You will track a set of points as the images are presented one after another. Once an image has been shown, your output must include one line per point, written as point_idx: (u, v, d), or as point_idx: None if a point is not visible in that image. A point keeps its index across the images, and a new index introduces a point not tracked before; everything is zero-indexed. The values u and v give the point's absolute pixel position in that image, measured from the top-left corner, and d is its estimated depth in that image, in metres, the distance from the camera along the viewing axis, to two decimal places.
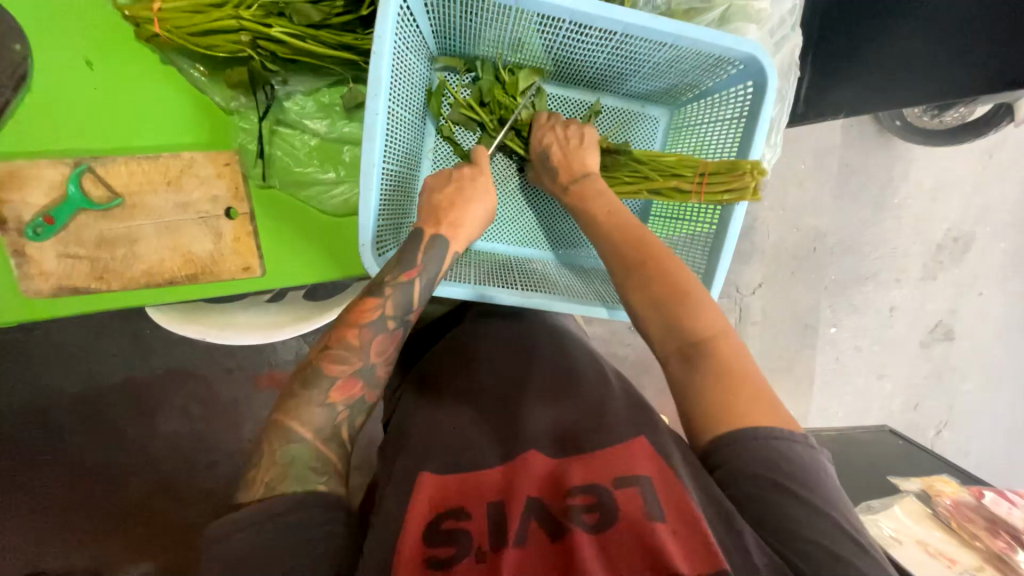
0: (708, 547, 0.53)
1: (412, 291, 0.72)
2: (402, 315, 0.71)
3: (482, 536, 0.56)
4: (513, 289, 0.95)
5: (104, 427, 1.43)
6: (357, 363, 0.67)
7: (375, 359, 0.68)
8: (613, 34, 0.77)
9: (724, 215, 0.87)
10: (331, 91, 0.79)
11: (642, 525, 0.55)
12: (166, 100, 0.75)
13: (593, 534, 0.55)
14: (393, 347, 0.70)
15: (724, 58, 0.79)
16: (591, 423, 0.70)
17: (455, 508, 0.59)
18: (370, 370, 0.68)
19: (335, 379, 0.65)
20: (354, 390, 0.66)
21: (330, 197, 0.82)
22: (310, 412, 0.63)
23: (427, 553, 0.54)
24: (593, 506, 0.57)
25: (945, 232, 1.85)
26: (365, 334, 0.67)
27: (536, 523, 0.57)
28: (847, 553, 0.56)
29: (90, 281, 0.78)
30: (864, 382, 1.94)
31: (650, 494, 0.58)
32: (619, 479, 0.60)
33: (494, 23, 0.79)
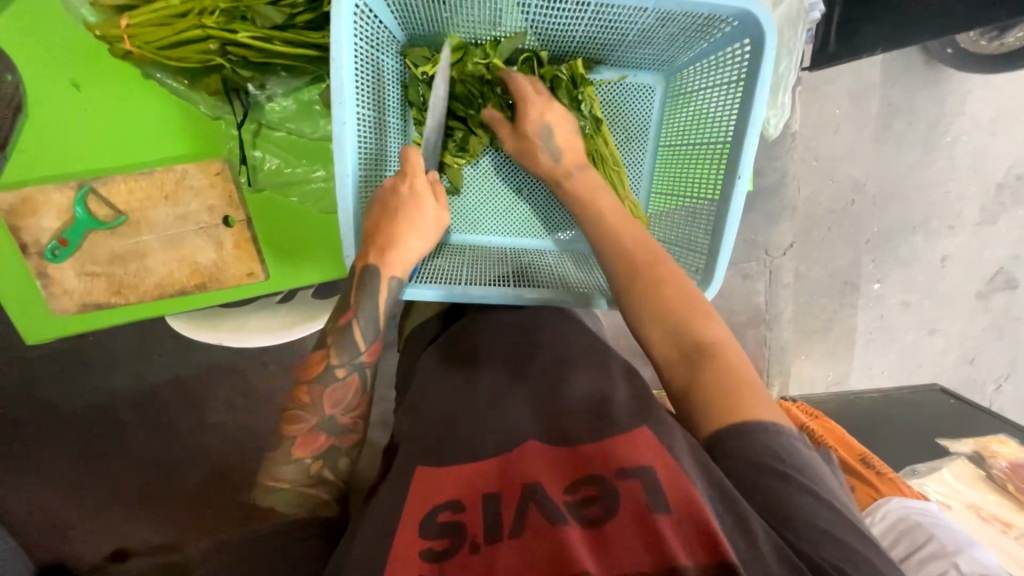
0: (712, 537, 0.51)
1: (353, 331, 0.70)
2: (350, 359, 0.70)
3: (477, 528, 0.56)
4: (507, 286, 0.90)
5: (158, 423, 1.55)
6: (313, 419, 0.67)
7: (331, 411, 0.68)
8: (588, 4, 0.70)
9: (725, 186, 0.77)
10: (309, 89, 0.77)
11: (643, 517, 0.54)
12: (152, 114, 0.76)
13: (590, 529, 0.54)
14: (350, 395, 0.69)
15: (715, 16, 0.70)
16: (599, 410, 0.67)
17: (449, 501, 0.59)
18: (329, 422, 0.68)
19: (294, 438, 0.66)
20: (316, 444, 0.67)
21: (320, 195, 0.82)
22: (282, 469, 0.66)
23: (419, 546, 0.55)
24: (593, 498, 0.57)
25: (1006, 171, 1.66)
26: (314, 390, 0.68)
27: (533, 513, 0.56)
28: (851, 539, 0.55)
29: (110, 296, 0.82)
30: (912, 339, 1.82)
31: (652, 485, 0.56)
32: (620, 469, 0.58)
33: (463, 5, 0.73)
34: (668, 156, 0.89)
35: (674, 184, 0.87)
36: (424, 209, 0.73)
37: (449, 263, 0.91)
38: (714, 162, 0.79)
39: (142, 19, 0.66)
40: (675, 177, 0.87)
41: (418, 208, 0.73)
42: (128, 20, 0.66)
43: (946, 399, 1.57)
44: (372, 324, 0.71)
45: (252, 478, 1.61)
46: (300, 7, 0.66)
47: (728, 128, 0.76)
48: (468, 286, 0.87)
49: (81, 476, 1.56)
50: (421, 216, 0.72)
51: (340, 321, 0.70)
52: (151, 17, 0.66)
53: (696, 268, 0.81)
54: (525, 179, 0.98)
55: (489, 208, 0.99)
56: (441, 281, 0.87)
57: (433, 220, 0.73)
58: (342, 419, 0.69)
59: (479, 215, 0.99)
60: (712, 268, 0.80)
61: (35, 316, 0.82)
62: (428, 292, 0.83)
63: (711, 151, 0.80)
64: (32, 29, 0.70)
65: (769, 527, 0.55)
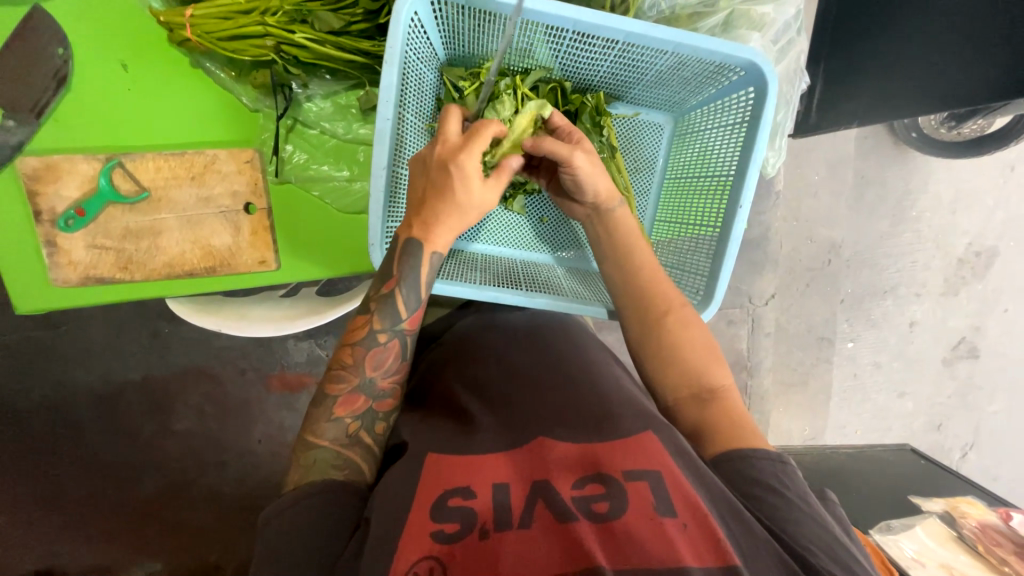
0: (719, 544, 0.53)
1: (397, 300, 0.71)
2: (393, 327, 0.71)
3: (486, 513, 0.57)
4: (517, 289, 0.93)
5: (120, 424, 1.47)
6: (355, 380, 0.69)
7: (371, 373, 0.70)
8: (616, 43, 0.76)
9: (727, 216, 0.84)
10: (348, 93, 0.82)
11: (652, 520, 0.55)
12: (194, 100, 0.79)
13: (597, 523, 0.55)
14: (391, 360, 0.71)
15: (725, 65, 0.78)
16: (603, 414, 0.68)
17: (461, 486, 0.60)
18: (369, 385, 0.70)
19: (337, 397, 0.68)
20: (356, 405, 0.69)
21: (343, 194, 0.84)
22: (323, 426, 0.67)
23: (430, 527, 0.56)
24: (602, 496, 0.58)
25: (967, 246, 1.80)
26: (359, 351, 0.69)
27: (542, 505, 0.57)
28: (845, 557, 0.57)
29: (116, 271, 0.81)
30: (883, 401, 1.88)
31: (659, 488, 0.57)
32: (628, 471, 0.59)
33: (502, 33, 0.77)
34: (674, 186, 0.96)
35: (677, 214, 0.94)
36: (471, 192, 0.68)
37: (463, 266, 0.95)
38: (718, 194, 0.86)
39: (206, 12, 0.70)
40: (679, 207, 0.93)
41: (466, 188, 0.68)
42: (193, 11, 0.71)
43: (917, 460, 1.60)
44: (415, 294, 0.71)
45: (212, 492, 1.52)
46: (357, 17, 0.71)
47: (730, 164, 0.84)
48: (481, 285, 0.91)
49: (26, 475, 1.45)
50: (468, 200, 0.68)
51: (382, 289, 0.71)
52: (215, 11, 0.71)
53: (696, 290, 0.87)
54: (540, 199, 1.03)
55: (503, 220, 1.04)
56: (454, 279, 0.90)
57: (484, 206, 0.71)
58: (382, 383, 0.71)
59: (494, 226, 1.03)
60: (712, 289, 0.86)
61: (33, 285, 0.81)
62: (442, 286, 0.85)
63: (714, 183, 0.87)
64: (95, 12, 0.75)
65: (765, 532, 0.57)
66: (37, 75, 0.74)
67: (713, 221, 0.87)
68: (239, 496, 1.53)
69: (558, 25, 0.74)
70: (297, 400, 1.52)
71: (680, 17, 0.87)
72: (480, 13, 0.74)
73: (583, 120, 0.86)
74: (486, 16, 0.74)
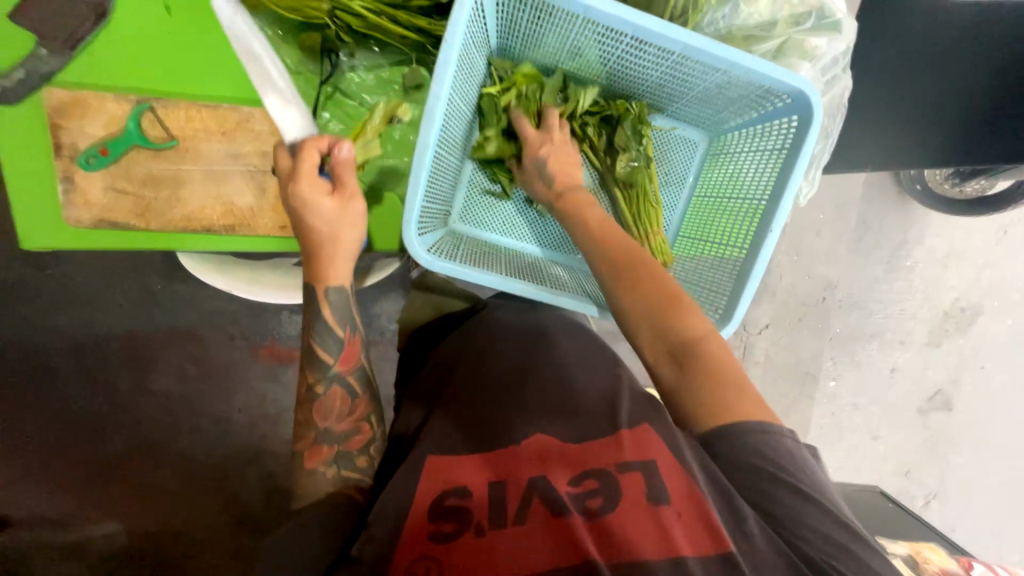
0: (718, 537, 0.55)
1: (319, 351, 0.79)
2: (327, 374, 0.78)
3: (481, 512, 0.58)
4: (542, 286, 0.93)
5: (100, 376, 1.44)
6: (314, 433, 0.76)
7: (326, 422, 0.77)
8: (671, 54, 0.77)
9: (756, 238, 0.85)
10: (393, 69, 0.81)
11: (650, 511, 0.56)
12: (234, 52, 0.78)
13: (594, 515, 0.56)
14: (337, 404, 0.78)
15: (773, 91, 0.79)
16: (603, 410, 0.69)
17: (458, 486, 0.61)
18: (328, 433, 0.76)
19: (304, 453, 0.75)
20: (322, 454, 0.75)
21: (373, 168, 0.84)
22: (305, 481, 0.74)
23: (429, 527, 0.58)
24: (597, 488, 0.59)
25: (953, 301, 1.85)
26: (309, 406, 0.77)
27: (537, 499, 0.58)
28: (842, 541, 0.59)
29: (131, 217, 0.79)
30: (858, 441, 1.93)
31: (653, 480, 0.58)
32: (623, 464, 0.60)
33: (559, 30, 0.78)
34: (702, 204, 0.97)
35: (704, 230, 0.95)
36: (322, 211, 0.73)
37: (488, 256, 0.95)
38: (749, 215, 0.87)
39: None
40: (707, 223, 0.94)
41: (316, 213, 0.73)
42: None
43: (884, 503, 1.63)
44: (331, 337, 0.79)
45: (184, 457, 1.49)
46: None
47: (765, 188, 0.85)
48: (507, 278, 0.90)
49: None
50: (326, 221, 0.74)
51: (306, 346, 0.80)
52: None
53: (716, 308, 0.87)
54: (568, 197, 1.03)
55: (530, 217, 1.03)
56: (481, 267, 0.90)
57: (358, 215, 0.76)
58: (340, 427, 0.77)
59: (520, 221, 1.03)
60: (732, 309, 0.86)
61: (41, 221, 0.78)
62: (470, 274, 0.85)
63: (745, 205, 0.88)
64: None
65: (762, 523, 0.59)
66: (76, 6, 0.72)
67: (742, 242, 0.87)
68: (209, 463, 1.49)
69: (618, 29, 0.74)
70: (283, 374, 1.49)
71: (735, 37, 0.89)
72: (541, 8, 0.74)
73: (625, 125, 0.87)
74: (546, 13, 0.75)
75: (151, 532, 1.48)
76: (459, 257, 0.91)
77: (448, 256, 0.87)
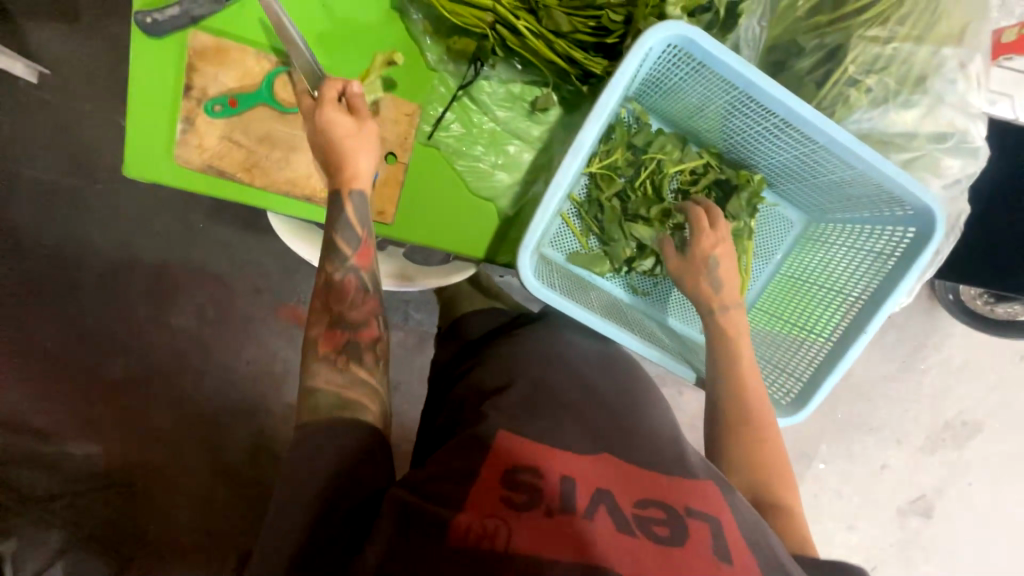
0: None
1: (336, 246, 0.75)
2: (342, 265, 0.75)
3: (552, 496, 0.61)
4: (618, 325, 0.93)
5: (122, 298, 1.43)
6: (327, 321, 0.73)
7: (339, 310, 0.74)
8: (812, 143, 0.79)
9: (846, 335, 0.88)
10: (525, 87, 0.82)
11: (709, 560, 0.60)
12: (381, 37, 0.80)
13: (656, 543, 0.60)
14: (350, 294, 0.75)
15: (899, 200, 0.81)
16: (669, 461, 0.70)
17: (532, 464, 0.64)
18: (343, 321, 0.74)
19: (317, 339, 0.73)
20: (337, 340, 0.73)
21: (482, 179, 0.83)
22: (315, 371, 0.71)
23: (501, 491, 0.61)
24: (663, 521, 0.62)
25: (956, 412, 1.86)
26: (323, 296, 0.74)
27: (604, 509, 0.62)
28: None
29: (238, 170, 0.80)
30: (832, 528, 1.91)
31: (717, 535, 0.62)
32: (691, 509, 0.64)
33: (707, 92, 0.81)
34: (787, 283, 1.00)
35: (787, 310, 0.98)
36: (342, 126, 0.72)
37: (573, 285, 0.94)
38: (841, 310, 0.90)
39: None
40: (791, 304, 0.97)
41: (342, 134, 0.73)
42: None
43: None
44: (350, 235, 0.75)
45: (178, 395, 1.47)
46: (586, 28, 0.74)
47: (863, 289, 0.88)
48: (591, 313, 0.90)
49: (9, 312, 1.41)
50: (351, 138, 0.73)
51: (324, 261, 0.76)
52: None
53: (789, 394, 0.92)
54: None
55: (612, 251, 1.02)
56: (568, 299, 0.89)
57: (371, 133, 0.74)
58: (354, 315, 0.74)
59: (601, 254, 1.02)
60: (806, 397, 0.90)
61: (151, 154, 0.79)
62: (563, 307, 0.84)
63: (837, 298, 0.91)
64: None
65: None
66: None
67: (828, 335, 0.91)
68: (202, 408, 1.47)
69: (771, 108, 0.76)
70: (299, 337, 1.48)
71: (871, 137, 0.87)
72: (702, 70, 0.76)
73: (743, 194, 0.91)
74: (702, 76, 0.77)
75: (125, 462, 1.46)
76: (558, 285, 0.91)
77: (545, 284, 0.87)
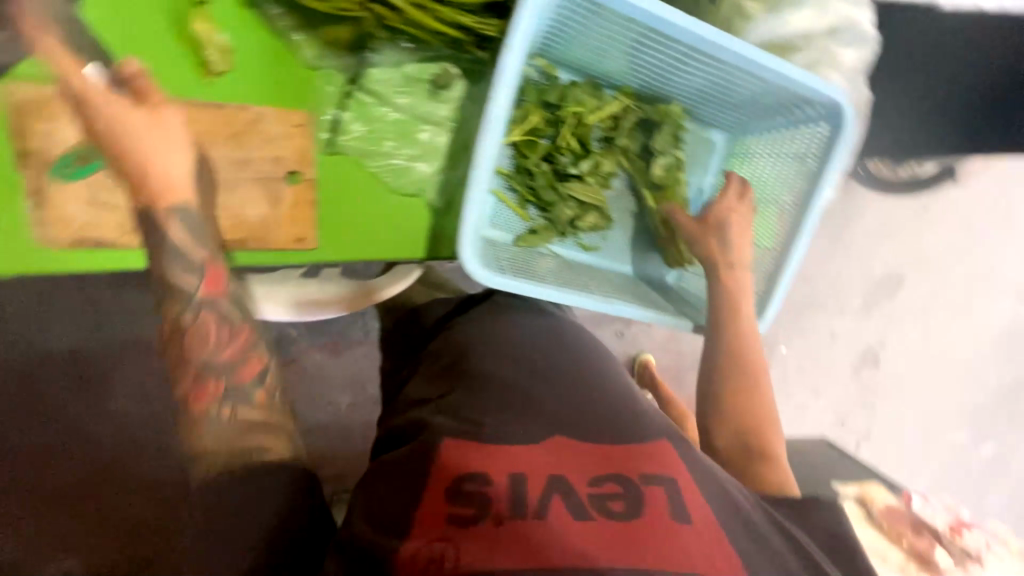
0: (721, 545, 0.64)
1: (180, 285, 0.65)
2: (191, 303, 0.65)
3: (503, 500, 0.63)
4: (581, 292, 0.93)
5: (39, 398, 1.25)
6: (194, 368, 0.65)
7: (205, 354, 0.65)
8: (722, 63, 0.82)
9: (788, 239, 0.94)
10: (419, 66, 0.78)
11: (669, 521, 0.64)
12: (242, 45, 0.73)
13: (617, 520, 0.63)
14: (212, 333, 0.65)
15: (809, 101, 0.86)
16: (626, 424, 0.75)
17: (479, 474, 0.66)
18: (212, 364, 0.65)
19: (188, 397, 0.65)
20: (209, 391, 0.65)
21: (403, 175, 0.79)
22: (202, 427, 0.64)
23: (451, 510, 0.62)
24: (618, 495, 0.66)
25: (884, 270, 2.06)
26: (183, 348, 0.65)
27: (558, 498, 0.64)
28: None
29: (119, 235, 0.76)
30: (804, 400, 2.13)
31: (674, 495, 0.66)
32: (644, 475, 0.68)
33: (608, 35, 0.81)
34: None
35: None
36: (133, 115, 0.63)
37: (527, 263, 0.93)
38: (780, 217, 0.96)
39: None
40: None
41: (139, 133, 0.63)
42: None
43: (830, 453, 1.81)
44: (188, 260, 0.65)
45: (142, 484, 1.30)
46: None
47: (794, 193, 0.94)
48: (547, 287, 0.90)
49: None
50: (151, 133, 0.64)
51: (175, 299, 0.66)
52: None
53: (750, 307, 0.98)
54: (622, 197, 1.04)
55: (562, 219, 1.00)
56: (524, 279, 0.88)
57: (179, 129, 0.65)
58: (223, 355, 0.66)
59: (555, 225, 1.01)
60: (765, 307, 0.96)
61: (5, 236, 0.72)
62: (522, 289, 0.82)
63: (773, 207, 0.97)
64: None
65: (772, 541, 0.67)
66: None
67: (773, 243, 0.96)
68: (173, 485, 1.32)
69: (676, 37, 0.77)
70: None
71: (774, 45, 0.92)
72: (598, 13, 0.76)
73: (666, 124, 0.95)
74: (599, 19, 0.77)
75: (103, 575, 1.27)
76: (508, 267, 0.90)
77: (499, 271, 0.84)
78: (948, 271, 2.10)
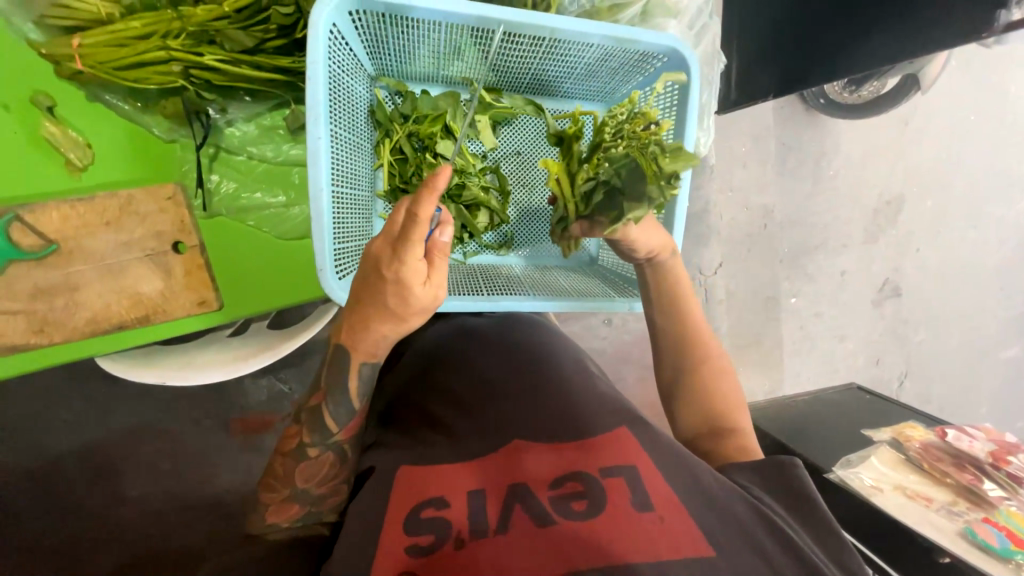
0: (696, 536, 0.56)
1: (325, 416, 0.71)
2: (324, 440, 0.72)
3: (460, 523, 0.58)
4: (479, 294, 0.96)
5: (62, 499, 1.31)
6: (286, 491, 0.70)
7: (305, 484, 0.71)
8: (542, 40, 0.82)
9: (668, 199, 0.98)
10: (272, 114, 0.95)
11: (631, 514, 0.57)
12: (100, 135, 0.89)
13: (580, 522, 0.57)
14: (323, 470, 0.71)
15: (649, 53, 0.86)
16: (578, 416, 0.69)
17: (433, 497, 0.61)
18: (303, 493, 0.71)
19: (269, 506, 0.70)
20: (291, 510, 0.70)
21: (281, 219, 0.98)
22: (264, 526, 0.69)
23: (406, 542, 0.57)
24: (581, 494, 0.59)
25: (879, 197, 1.95)
26: (288, 464, 0.71)
27: (519, 509, 0.58)
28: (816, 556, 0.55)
29: (30, 335, 0.87)
30: (829, 347, 2.02)
31: (635, 485, 0.59)
32: (605, 468, 0.61)
33: (428, 39, 0.84)
34: None
35: None
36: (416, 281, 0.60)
37: None
38: None
39: (98, 42, 0.79)
40: None
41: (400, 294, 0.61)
42: (81, 41, 0.80)
43: (863, 397, 1.70)
44: (345, 409, 0.72)
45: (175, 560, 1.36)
46: (270, 35, 0.81)
47: None
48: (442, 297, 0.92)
49: None
50: (405, 306, 0.62)
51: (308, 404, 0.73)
52: (109, 39, 0.80)
53: None
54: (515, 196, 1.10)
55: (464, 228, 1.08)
56: None
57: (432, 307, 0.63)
58: (319, 487, 0.71)
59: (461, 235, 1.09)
60: None
61: None
62: None
63: None
64: None
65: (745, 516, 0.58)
66: None
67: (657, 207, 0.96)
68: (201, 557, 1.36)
69: (484, 27, 0.78)
70: (262, 442, 1.40)
71: (601, 9, 0.91)
72: (405, 22, 0.79)
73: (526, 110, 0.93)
74: (411, 26, 0.80)
75: None
76: None
77: None
78: (948, 180, 1.98)
